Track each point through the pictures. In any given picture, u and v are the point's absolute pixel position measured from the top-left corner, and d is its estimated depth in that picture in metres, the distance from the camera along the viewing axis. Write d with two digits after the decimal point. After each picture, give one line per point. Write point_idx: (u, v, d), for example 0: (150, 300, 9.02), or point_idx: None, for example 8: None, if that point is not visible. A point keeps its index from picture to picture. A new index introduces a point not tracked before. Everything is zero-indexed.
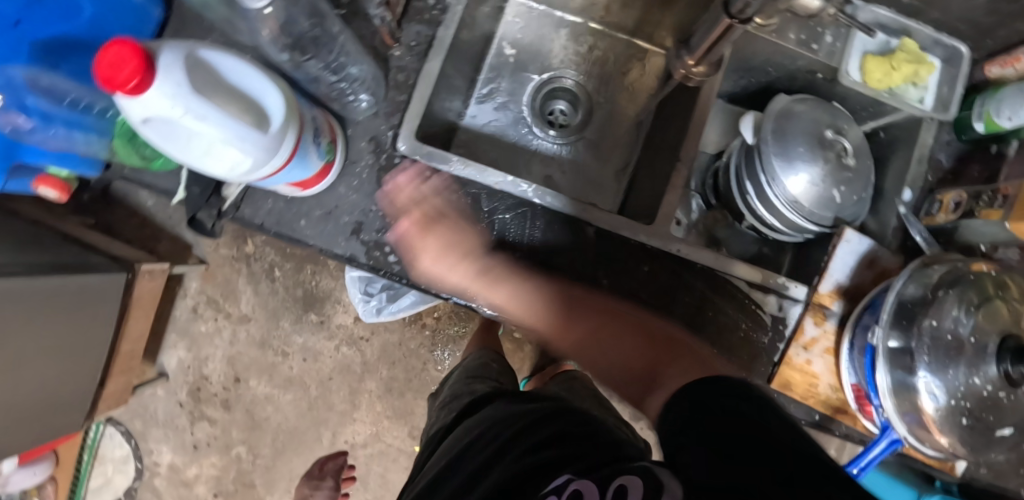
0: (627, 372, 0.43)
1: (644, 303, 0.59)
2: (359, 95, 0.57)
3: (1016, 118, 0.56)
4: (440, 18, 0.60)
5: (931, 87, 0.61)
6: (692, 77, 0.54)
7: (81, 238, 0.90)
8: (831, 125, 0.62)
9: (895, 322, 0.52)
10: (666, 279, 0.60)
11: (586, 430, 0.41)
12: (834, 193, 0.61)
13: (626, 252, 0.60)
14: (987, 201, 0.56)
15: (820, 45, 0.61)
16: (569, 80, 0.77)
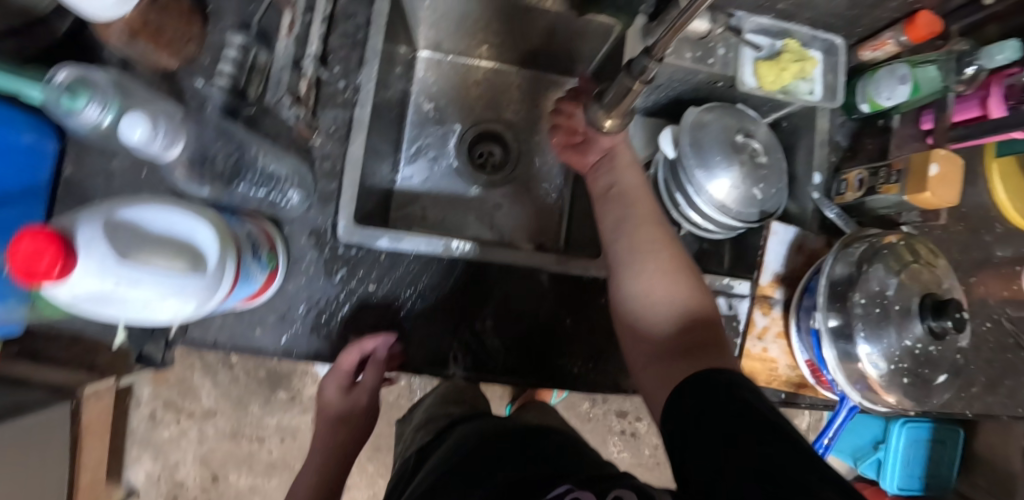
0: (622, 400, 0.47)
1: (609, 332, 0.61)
2: (287, 194, 0.56)
3: (894, 97, 0.62)
4: (354, 98, 0.60)
5: (817, 79, 0.67)
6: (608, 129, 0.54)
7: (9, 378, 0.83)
8: (739, 129, 0.67)
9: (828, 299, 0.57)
10: None
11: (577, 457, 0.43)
12: (755, 191, 0.65)
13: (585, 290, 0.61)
14: (885, 177, 0.61)
15: (715, 59, 0.65)
16: (492, 121, 0.79)
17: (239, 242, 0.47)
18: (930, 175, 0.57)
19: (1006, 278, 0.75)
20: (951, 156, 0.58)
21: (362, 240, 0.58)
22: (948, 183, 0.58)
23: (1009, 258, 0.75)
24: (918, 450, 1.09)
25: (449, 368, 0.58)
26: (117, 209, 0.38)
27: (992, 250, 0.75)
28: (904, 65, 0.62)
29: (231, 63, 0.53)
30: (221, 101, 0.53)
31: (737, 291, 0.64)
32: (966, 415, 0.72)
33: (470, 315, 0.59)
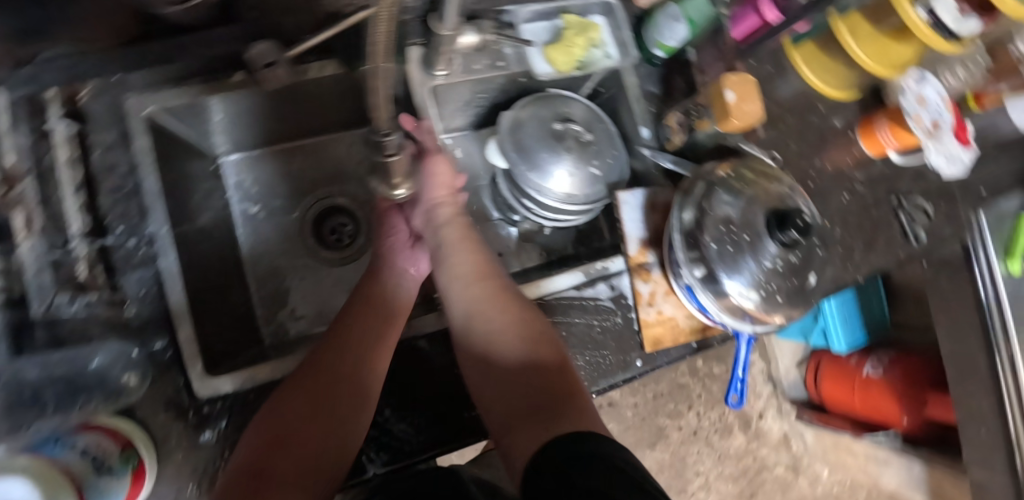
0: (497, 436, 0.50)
1: None
2: (124, 377, 0.51)
3: (676, 37, 0.64)
4: (153, 250, 0.55)
5: (608, 41, 0.67)
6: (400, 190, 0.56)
7: None
8: (556, 116, 0.66)
9: (686, 251, 0.59)
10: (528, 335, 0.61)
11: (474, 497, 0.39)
12: (592, 169, 0.65)
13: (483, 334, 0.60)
14: (696, 114, 0.62)
15: (506, 60, 0.65)
16: (331, 195, 0.76)
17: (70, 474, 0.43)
18: (729, 102, 0.57)
19: (844, 145, 0.80)
20: (745, 77, 0.59)
21: (225, 387, 0.54)
22: (750, 102, 0.58)
23: (841, 127, 0.80)
24: (850, 308, 1.18)
25: (369, 470, 0.55)
26: None
27: (825, 127, 0.79)
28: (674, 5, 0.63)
29: None
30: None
31: (613, 270, 0.64)
32: (859, 280, 0.78)
33: None
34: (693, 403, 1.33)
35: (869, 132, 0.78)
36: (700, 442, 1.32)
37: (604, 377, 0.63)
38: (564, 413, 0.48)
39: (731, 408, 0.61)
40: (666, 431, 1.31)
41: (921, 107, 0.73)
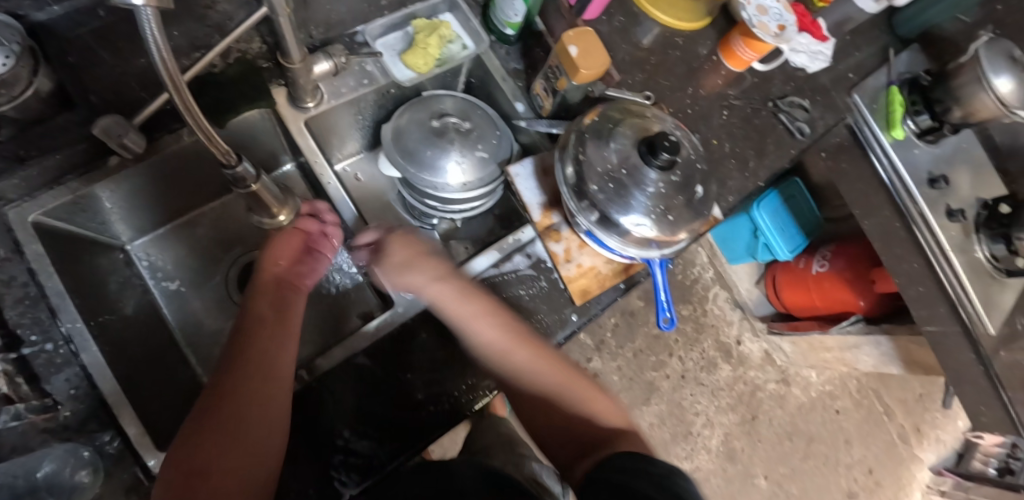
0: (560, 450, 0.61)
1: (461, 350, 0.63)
2: (77, 475, 0.50)
3: (517, 13, 0.67)
4: (74, 347, 0.54)
5: (461, 33, 0.72)
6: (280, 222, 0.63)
7: None
8: (431, 115, 0.70)
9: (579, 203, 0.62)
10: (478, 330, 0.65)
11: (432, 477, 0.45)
12: (479, 154, 0.69)
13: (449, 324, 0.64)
14: (555, 76, 0.65)
15: (370, 76, 0.68)
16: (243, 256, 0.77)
17: None
18: (573, 55, 0.61)
19: (713, 68, 0.85)
20: (583, 31, 0.63)
21: None
22: (594, 51, 0.62)
23: (705, 53, 0.86)
24: (783, 216, 1.23)
25: (343, 492, 0.57)
26: None
27: (690, 57, 0.85)
28: None
29: None
30: None
31: (525, 240, 0.68)
32: (763, 185, 0.82)
33: (326, 437, 0.58)
34: (673, 351, 1.37)
35: (729, 51, 0.83)
36: (690, 383, 1.36)
37: (546, 341, 0.66)
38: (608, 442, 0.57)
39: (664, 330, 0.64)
40: (656, 383, 1.34)
41: (762, 15, 0.78)
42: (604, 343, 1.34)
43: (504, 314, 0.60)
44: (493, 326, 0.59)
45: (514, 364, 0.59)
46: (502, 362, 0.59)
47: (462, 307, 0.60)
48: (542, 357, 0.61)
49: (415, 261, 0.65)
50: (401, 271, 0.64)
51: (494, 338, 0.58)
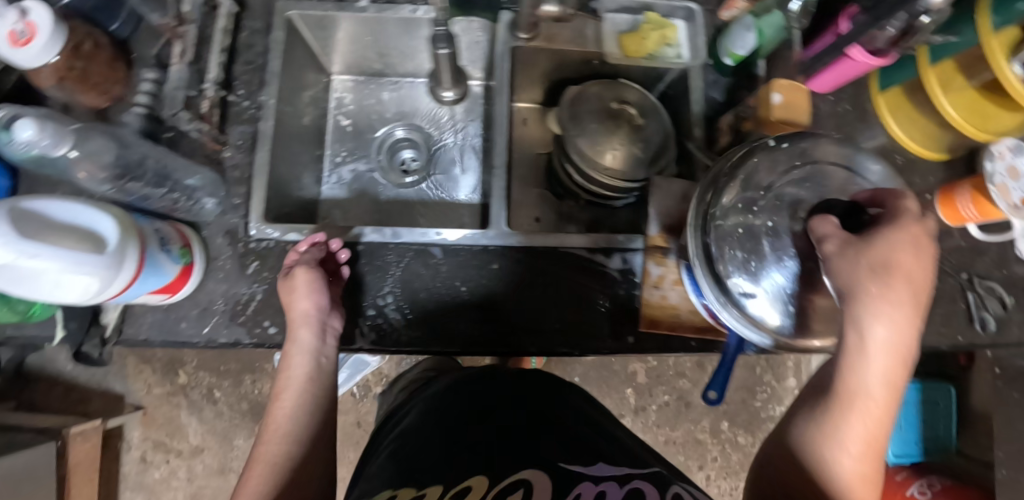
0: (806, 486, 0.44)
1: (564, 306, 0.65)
2: (202, 200, 0.65)
3: (745, 46, 0.66)
4: (258, 114, 0.67)
5: (683, 43, 0.72)
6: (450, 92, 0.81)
7: (15, 425, 1.00)
8: (614, 97, 0.72)
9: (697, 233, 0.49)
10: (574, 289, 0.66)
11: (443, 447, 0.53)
12: (635, 151, 0.70)
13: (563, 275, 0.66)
14: (745, 116, 0.64)
15: (585, 38, 0.71)
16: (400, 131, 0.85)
17: (144, 235, 0.55)
18: (773, 102, 0.59)
19: (919, 207, 0.76)
20: (797, 84, 0.60)
21: (271, 234, 0.65)
22: (797, 108, 0.59)
23: (919, 187, 0.76)
24: (908, 413, 1.05)
25: (357, 342, 0.62)
26: (20, 200, 0.46)
27: (901, 183, 0.76)
28: (749, 16, 0.65)
29: (147, 95, 0.64)
30: (138, 125, 0.63)
31: (630, 246, 0.67)
32: None
33: (372, 293, 0.64)
34: (703, 465, 1.26)
35: (948, 197, 0.73)
36: None
37: (592, 340, 0.64)
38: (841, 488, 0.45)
39: (707, 404, 0.59)
40: None
41: (1010, 179, 0.65)
42: (643, 414, 1.26)
43: (919, 260, 0.40)
44: (897, 329, 0.41)
45: (870, 337, 0.41)
46: (843, 399, 0.43)
47: (884, 281, 0.40)
48: (898, 372, 0.42)
49: (900, 291, 0.40)
50: (867, 304, 0.40)
51: (882, 318, 0.40)
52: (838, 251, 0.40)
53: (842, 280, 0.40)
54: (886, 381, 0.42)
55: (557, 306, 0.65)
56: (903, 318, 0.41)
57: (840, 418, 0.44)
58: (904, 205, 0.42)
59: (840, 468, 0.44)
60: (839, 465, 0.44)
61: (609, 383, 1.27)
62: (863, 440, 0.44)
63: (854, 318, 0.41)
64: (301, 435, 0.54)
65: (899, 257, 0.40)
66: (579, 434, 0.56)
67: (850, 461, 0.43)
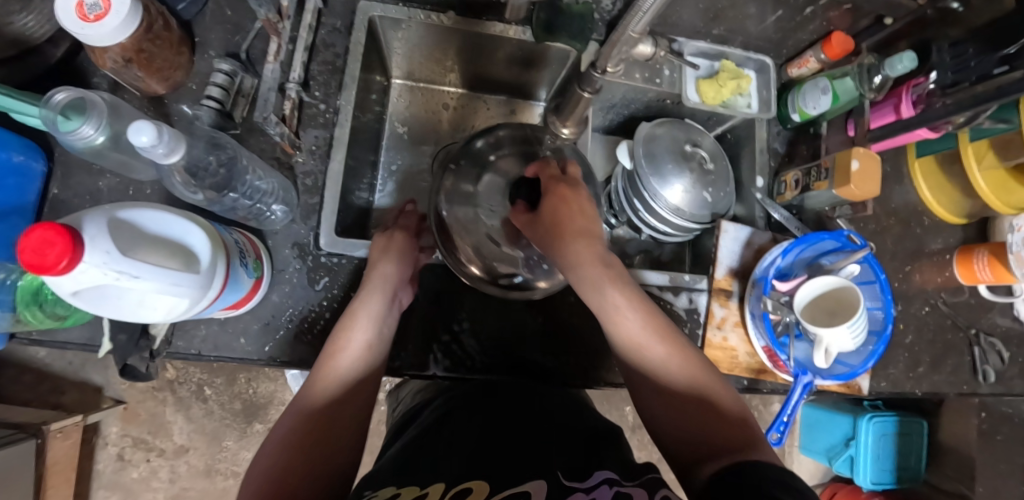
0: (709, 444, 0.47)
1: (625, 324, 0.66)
2: (272, 207, 0.60)
3: (818, 107, 0.70)
4: (335, 119, 0.64)
5: (753, 94, 0.75)
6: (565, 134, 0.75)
7: None
8: (686, 140, 0.74)
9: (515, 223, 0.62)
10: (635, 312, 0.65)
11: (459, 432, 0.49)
12: (705, 194, 0.72)
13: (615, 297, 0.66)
14: (816, 175, 0.68)
15: (662, 79, 0.72)
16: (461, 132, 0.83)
17: (226, 246, 0.50)
18: (852, 169, 0.63)
19: (939, 265, 0.82)
20: (870, 154, 0.64)
21: (345, 251, 0.62)
22: (871, 177, 0.64)
23: (940, 248, 0.83)
24: (886, 445, 1.14)
25: (430, 369, 0.61)
26: (117, 209, 0.41)
27: (925, 243, 0.83)
28: (824, 79, 0.70)
29: (219, 88, 0.59)
30: (209, 120, 0.59)
31: (697, 286, 0.70)
32: (916, 395, 0.78)
33: (448, 318, 0.62)
34: None
35: (966, 257, 0.80)
36: None
37: None
38: (732, 435, 0.47)
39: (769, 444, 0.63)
40: None
41: None
42: None
43: (598, 256, 0.54)
44: (587, 250, 0.53)
45: (605, 298, 0.52)
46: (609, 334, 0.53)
47: (570, 225, 0.54)
48: (640, 307, 0.52)
49: (575, 225, 0.54)
50: (563, 243, 0.53)
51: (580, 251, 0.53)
52: (527, 223, 0.57)
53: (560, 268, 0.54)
54: (632, 305, 0.52)
55: None
56: (599, 256, 0.54)
57: (625, 345, 0.52)
58: (562, 194, 0.55)
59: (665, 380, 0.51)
60: (661, 378, 0.51)
61: (609, 399, 1.28)
62: (659, 345, 0.52)
63: (565, 256, 0.53)
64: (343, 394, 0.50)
65: (570, 202, 0.55)
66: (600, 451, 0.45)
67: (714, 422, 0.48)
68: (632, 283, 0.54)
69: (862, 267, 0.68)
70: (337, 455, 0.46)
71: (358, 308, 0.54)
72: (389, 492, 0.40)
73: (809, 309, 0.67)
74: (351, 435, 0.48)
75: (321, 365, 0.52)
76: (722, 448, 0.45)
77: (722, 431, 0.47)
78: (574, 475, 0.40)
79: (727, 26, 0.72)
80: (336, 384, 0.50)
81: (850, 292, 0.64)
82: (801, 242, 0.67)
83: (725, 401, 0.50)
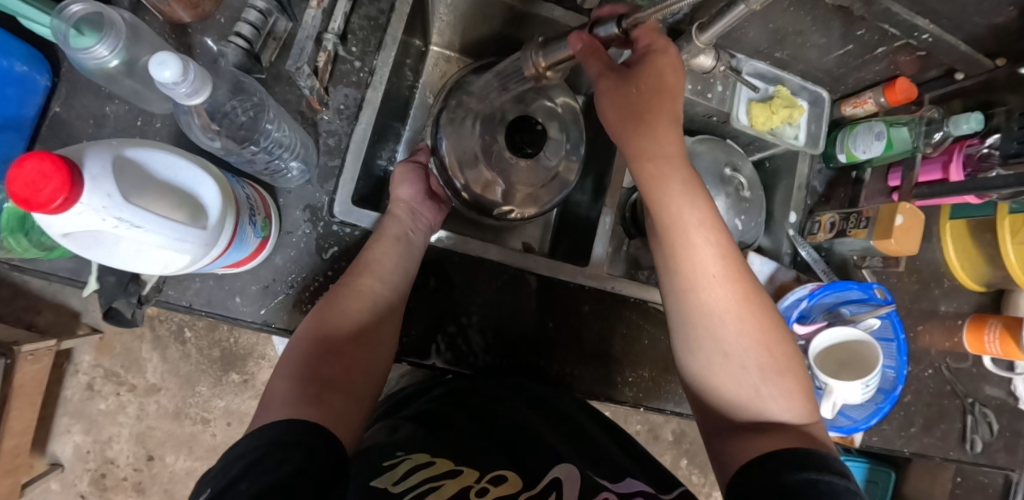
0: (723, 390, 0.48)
1: (623, 336, 0.65)
2: (289, 164, 0.55)
3: (869, 151, 0.69)
4: (368, 80, 0.60)
5: (802, 125, 0.71)
6: (541, 79, 0.52)
7: None
8: (727, 162, 0.71)
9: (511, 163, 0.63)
10: (635, 326, 0.66)
11: (477, 412, 0.50)
12: (736, 222, 0.70)
13: (616, 313, 0.65)
14: (855, 222, 0.67)
15: (713, 94, 0.68)
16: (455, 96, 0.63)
17: (238, 202, 0.46)
18: (896, 223, 0.63)
19: (948, 330, 0.81)
20: (916, 210, 0.64)
21: (360, 222, 0.58)
22: (912, 233, 0.64)
23: (952, 312, 0.82)
24: None
25: (431, 359, 0.58)
26: (124, 146, 0.37)
27: (942, 305, 0.81)
28: (880, 124, 0.69)
29: (250, 26, 0.54)
30: (235, 60, 0.54)
31: None
32: (903, 453, 0.77)
33: (457, 309, 0.60)
34: None
35: (978, 325, 0.79)
36: None
37: (657, 398, 0.65)
38: (752, 371, 0.47)
39: None
40: None
41: None
42: None
43: (662, 115, 0.48)
44: (673, 138, 0.49)
45: (640, 145, 0.48)
46: (667, 232, 0.49)
47: (659, 106, 0.48)
48: (684, 179, 0.48)
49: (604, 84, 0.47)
50: (648, 123, 0.48)
51: (648, 97, 0.48)
52: (611, 86, 0.47)
53: (610, 116, 0.49)
54: (702, 211, 0.49)
55: (632, 358, 0.65)
56: (671, 147, 0.49)
57: (684, 251, 0.48)
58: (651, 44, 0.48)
59: (714, 302, 0.48)
60: (710, 300, 0.48)
61: None
62: (721, 261, 0.48)
63: (632, 141, 0.48)
64: (372, 328, 0.50)
65: (665, 80, 0.48)
66: (611, 456, 0.47)
67: (737, 344, 0.48)
68: (704, 186, 0.49)
69: (883, 322, 0.66)
70: (365, 377, 0.48)
71: (391, 230, 0.55)
72: (423, 459, 0.41)
73: (822, 356, 0.65)
74: (385, 345, 0.51)
75: (354, 275, 0.52)
76: (756, 390, 0.47)
77: (764, 363, 0.47)
78: (606, 480, 0.43)
79: (790, 51, 0.68)
80: (372, 304, 0.51)
81: (868, 348, 0.63)
82: (828, 288, 0.64)
83: (756, 316, 0.49)
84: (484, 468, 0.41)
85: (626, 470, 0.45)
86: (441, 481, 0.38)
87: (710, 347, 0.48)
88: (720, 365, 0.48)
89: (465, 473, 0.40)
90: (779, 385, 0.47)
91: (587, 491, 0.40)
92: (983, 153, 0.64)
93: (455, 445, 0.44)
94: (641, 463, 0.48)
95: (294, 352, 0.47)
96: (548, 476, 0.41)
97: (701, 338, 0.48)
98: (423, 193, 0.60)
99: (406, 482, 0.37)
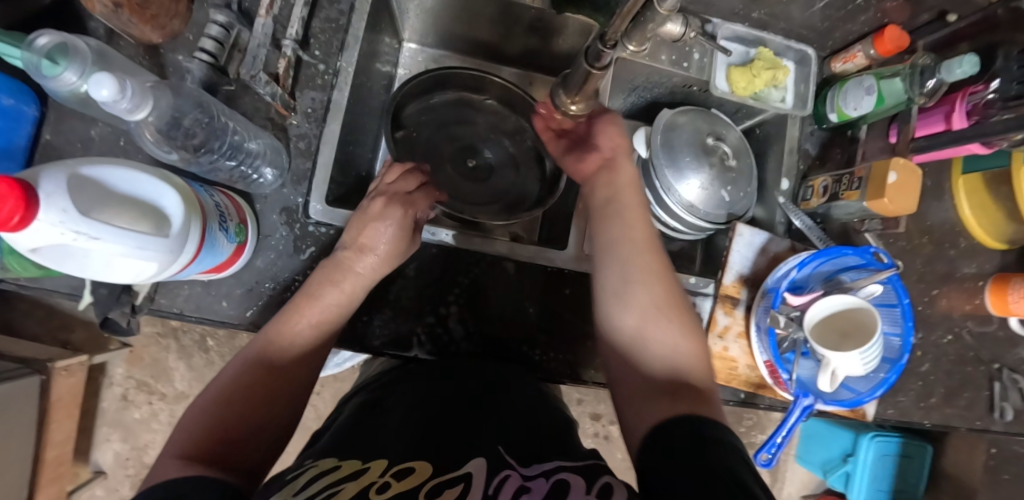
0: (637, 369, 0.49)
1: None
2: (262, 170, 0.57)
3: (859, 107, 0.65)
4: (334, 81, 0.61)
5: (789, 87, 0.69)
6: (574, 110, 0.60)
7: None
8: (710, 132, 0.69)
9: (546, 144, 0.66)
10: None
11: (419, 393, 0.49)
12: (722, 193, 0.68)
13: None
14: (848, 183, 0.64)
15: (690, 63, 0.66)
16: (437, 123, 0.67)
17: (205, 209, 0.48)
18: (888, 181, 0.59)
19: (969, 292, 0.76)
20: (912, 166, 0.60)
21: (333, 220, 0.59)
22: (907, 190, 0.60)
23: (972, 274, 0.76)
24: (885, 466, 1.06)
25: (413, 351, 0.59)
26: (79, 165, 0.40)
27: (962, 265, 0.76)
28: (869, 77, 0.64)
29: (213, 40, 0.55)
30: (201, 75, 0.56)
31: (703, 290, 0.67)
32: (922, 426, 0.73)
33: (434, 300, 0.60)
34: None
35: (1001, 287, 0.72)
36: None
37: None
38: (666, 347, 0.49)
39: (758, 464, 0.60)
40: None
41: None
42: None
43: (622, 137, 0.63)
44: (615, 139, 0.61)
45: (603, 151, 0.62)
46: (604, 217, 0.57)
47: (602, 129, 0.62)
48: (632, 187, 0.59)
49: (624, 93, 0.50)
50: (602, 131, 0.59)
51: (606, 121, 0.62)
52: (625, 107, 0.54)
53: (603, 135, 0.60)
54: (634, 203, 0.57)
55: None
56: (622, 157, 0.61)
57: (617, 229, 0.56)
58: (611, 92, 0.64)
59: (635, 273, 0.53)
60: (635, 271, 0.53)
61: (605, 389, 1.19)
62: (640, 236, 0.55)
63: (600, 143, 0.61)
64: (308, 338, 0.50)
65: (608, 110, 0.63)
66: (511, 423, 0.46)
67: (655, 317, 0.51)
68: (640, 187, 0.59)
69: (884, 288, 0.63)
70: (262, 428, 0.44)
71: (367, 233, 0.55)
72: (330, 465, 0.39)
73: (819, 328, 0.62)
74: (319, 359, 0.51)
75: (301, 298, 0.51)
76: (661, 353, 0.49)
77: (672, 329, 0.51)
78: (524, 459, 0.41)
79: (768, 9, 0.65)
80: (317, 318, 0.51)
81: (867, 315, 0.60)
82: (820, 256, 0.61)
83: (675, 302, 0.52)
84: (394, 459, 0.40)
85: (542, 449, 0.43)
86: (340, 486, 0.36)
87: (634, 311, 0.51)
88: (633, 328, 0.51)
89: (370, 471, 0.38)
90: (682, 347, 0.50)
91: (497, 463, 0.40)
92: (988, 100, 0.58)
93: (377, 441, 0.42)
94: (553, 444, 0.44)
95: (215, 396, 0.44)
96: (461, 468, 0.39)
97: (619, 309, 0.52)
98: (398, 237, 0.55)
99: (307, 491, 0.35)
